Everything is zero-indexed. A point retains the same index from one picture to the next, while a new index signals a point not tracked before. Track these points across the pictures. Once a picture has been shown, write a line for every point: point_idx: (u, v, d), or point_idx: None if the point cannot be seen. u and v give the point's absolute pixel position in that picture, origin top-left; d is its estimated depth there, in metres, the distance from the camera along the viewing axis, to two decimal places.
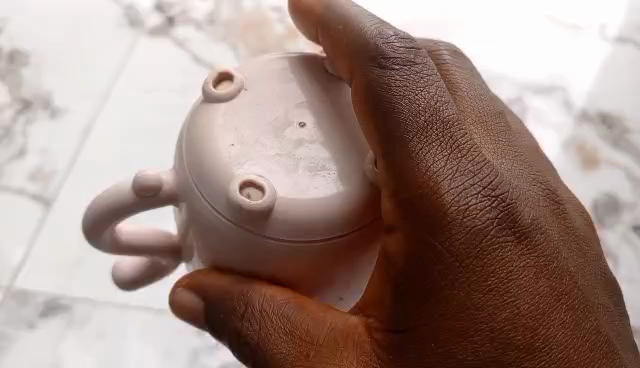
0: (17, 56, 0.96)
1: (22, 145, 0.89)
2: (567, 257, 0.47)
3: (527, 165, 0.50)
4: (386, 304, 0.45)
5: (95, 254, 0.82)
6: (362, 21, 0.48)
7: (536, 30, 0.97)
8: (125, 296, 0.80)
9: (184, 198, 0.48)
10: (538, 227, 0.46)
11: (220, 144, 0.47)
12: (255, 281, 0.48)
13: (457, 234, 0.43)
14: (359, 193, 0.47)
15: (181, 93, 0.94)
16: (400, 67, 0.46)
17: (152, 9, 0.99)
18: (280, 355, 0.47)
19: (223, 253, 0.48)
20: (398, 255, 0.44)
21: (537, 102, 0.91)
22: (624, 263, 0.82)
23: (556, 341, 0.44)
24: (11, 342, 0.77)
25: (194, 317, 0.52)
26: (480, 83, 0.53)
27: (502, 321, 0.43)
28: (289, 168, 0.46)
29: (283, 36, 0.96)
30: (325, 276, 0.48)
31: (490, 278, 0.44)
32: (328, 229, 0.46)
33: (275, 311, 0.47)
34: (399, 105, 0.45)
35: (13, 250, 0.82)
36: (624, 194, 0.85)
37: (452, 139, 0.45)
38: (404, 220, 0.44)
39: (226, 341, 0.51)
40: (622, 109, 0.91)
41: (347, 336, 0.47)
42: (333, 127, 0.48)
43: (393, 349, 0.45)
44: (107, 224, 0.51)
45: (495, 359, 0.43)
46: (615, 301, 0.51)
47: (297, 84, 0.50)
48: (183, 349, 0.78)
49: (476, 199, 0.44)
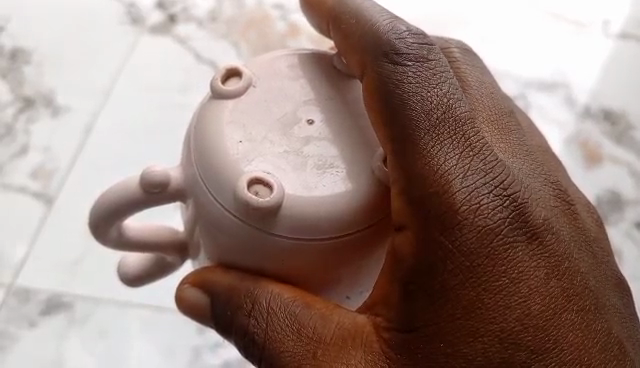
0: (18, 54, 0.95)
1: (24, 143, 0.89)
2: (578, 258, 0.47)
3: (539, 164, 0.50)
4: (395, 304, 0.45)
5: (98, 251, 0.82)
6: (373, 17, 0.48)
7: (538, 27, 0.97)
8: (128, 294, 0.80)
9: (190, 195, 0.48)
10: (550, 227, 0.45)
11: (228, 141, 0.47)
12: (263, 279, 0.48)
13: (468, 233, 0.43)
14: (367, 190, 0.46)
15: (183, 90, 0.93)
16: (412, 63, 0.45)
17: (153, 7, 0.99)
18: (286, 354, 0.47)
19: (231, 251, 0.48)
20: (408, 254, 0.44)
21: (541, 100, 0.91)
22: (628, 260, 0.81)
23: (567, 343, 0.44)
24: (13, 340, 0.77)
25: (201, 314, 0.51)
26: (490, 81, 0.53)
27: (513, 321, 0.43)
28: (298, 166, 0.46)
29: (284, 34, 0.96)
30: (333, 275, 0.48)
31: (501, 278, 0.43)
32: (336, 226, 0.46)
33: (282, 310, 0.47)
34: (411, 102, 0.44)
35: (14, 248, 0.82)
36: (627, 192, 0.85)
37: (465, 137, 0.45)
38: (414, 219, 0.44)
39: (232, 339, 0.50)
40: (626, 106, 0.90)
41: (355, 335, 0.47)
42: (341, 123, 0.48)
43: (400, 348, 0.45)
44: (112, 221, 0.51)
45: (505, 360, 0.43)
46: (626, 302, 0.50)
47: (305, 80, 0.49)
48: (185, 347, 0.78)
49: (488, 198, 0.44)
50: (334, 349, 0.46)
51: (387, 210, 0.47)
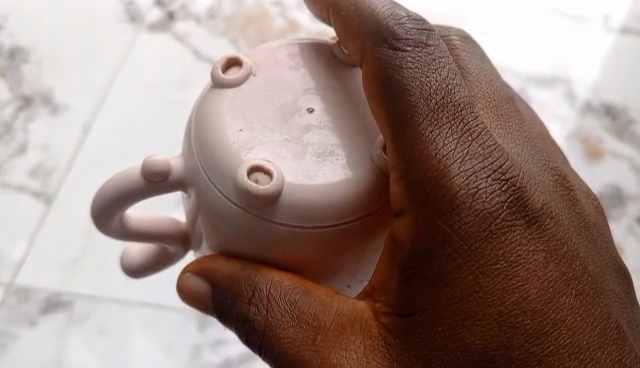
0: (16, 53, 0.95)
1: (23, 142, 0.89)
2: (577, 243, 0.47)
3: (537, 149, 0.49)
4: (393, 288, 0.45)
5: (97, 250, 0.82)
6: (373, 3, 0.47)
7: (538, 22, 0.96)
8: (128, 293, 0.80)
9: (191, 184, 0.48)
10: (549, 212, 0.45)
11: (228, 129, 0.46)
12: (263, 266, 0.48)
13: (466, 217, 0.43)
14: (367, 179, 0.46)
15: (183, 88, 0.93)
16: (411, 49, 0.45)
17: (152, 4, 0.99)
18: (286, 339, 0.47)
19: (232, 239, 0.47)
20: (406, 238, 0.44)
21: (540, 96, 0.91)
22: (630, 255, 0.81)
23: (565, 326, 0.44)
24: (13, 339, 0.77)
25: (202, 303, 0.51)
26: (490, 69, 0.52)
27: (511, 305, 0.43)
28: (297, 154, 0.46)
29: (284, 31, 0.96)
30: (334, 263, 0.48)
31: (499, 262, 0.43)
32: (336, 214, 0.46)
33: (282, 296, 0.47)
34: (410, 87, 0.44)
35: (13, 247, 0.82)
36: (629, 187, 0.85)
37: (463, 122, 0.45)
38: (412, 203, 0.44)
39: (233, 327, 0.50)
40: (626, 101, 0.90)
41: (354, 320, 0.47)
42: (341, 112, 0.48)
43: (399, 334, 0.45)
44: (113, 211, 0.50)
45: (502, 344, 0.43)
46: (627, 289, 0.50)
47: (304, 69, 0.49)
48: (185, 345, 0.77)
49: (486, 183, 0.43)
50: (334, 336, 0.46)
51: (386, 198, 0.47)
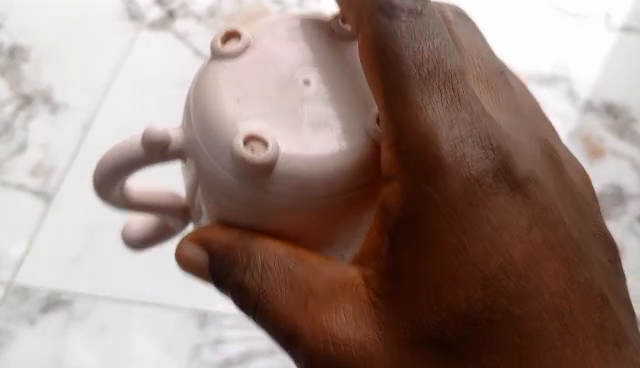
0: (16, 52, 0.96)
1: (23, 140, 0.88)
2: (573, 219, 0.42)
3: (540, 119, 0.45)
4: (383, 255, 0.41)
5: (97, 247, 0.81)
6: None
7: (540, 20, 0.96)
8: (128, 292, 0.79)
9: (190, 155, 0.45)
10: (536, 179, 0.42)
11: (225, 99, 0.43)
12: (257, 234, 0.44)
13: (451, 180, 0.40)
14: (366, 149, 0.43)
15: (182, 86, 0.93)
16: (407, 17, 0.41)
17: (152, 3, 0.99)
18: (277, 303, 0.43)
19: (230, 209, 0.44)
20: (395, 202, 0.40)
21: (541, 94, 0.90)
22: (630, 255, 0.81)
23: (553, 304, 0.40)
24: (12, 338, 0.77)
25: (203, 273, 0.46)
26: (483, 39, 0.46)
27: (494, 269, 0.39)
28: (294, 124, 0.42)
29: None
30: (330, 230, 0.44)
31: (482, 225, 0.40)
32: (333, 186, 0.42)
33: (277, 263, 0.43)
34: (402, 53, 0.41)
35: (12, 245, 0.82)
36: (630, 186, 0.84)
37: (454, 89, 0.41)
38: (398, 166, 0.40)
39: (230, 294, 0.45)
40: (628, 100, 0.90)
41: (347, 284, 0.43)
42: (345, 81, 0.44)
43: (387, 284, 0.41)
44: (114, 182, 0.48)
45: (486, 309, 0.39)
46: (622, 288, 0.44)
47: (306, 38, 0.45)
48: (185, 344, 0.76)
49: (472, 151, 0.40)
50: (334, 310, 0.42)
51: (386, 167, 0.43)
